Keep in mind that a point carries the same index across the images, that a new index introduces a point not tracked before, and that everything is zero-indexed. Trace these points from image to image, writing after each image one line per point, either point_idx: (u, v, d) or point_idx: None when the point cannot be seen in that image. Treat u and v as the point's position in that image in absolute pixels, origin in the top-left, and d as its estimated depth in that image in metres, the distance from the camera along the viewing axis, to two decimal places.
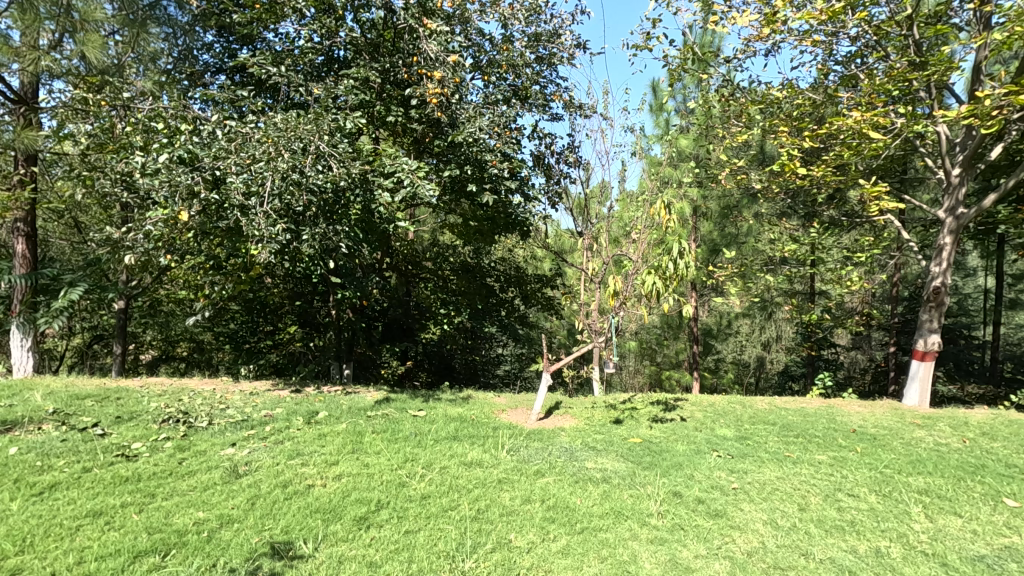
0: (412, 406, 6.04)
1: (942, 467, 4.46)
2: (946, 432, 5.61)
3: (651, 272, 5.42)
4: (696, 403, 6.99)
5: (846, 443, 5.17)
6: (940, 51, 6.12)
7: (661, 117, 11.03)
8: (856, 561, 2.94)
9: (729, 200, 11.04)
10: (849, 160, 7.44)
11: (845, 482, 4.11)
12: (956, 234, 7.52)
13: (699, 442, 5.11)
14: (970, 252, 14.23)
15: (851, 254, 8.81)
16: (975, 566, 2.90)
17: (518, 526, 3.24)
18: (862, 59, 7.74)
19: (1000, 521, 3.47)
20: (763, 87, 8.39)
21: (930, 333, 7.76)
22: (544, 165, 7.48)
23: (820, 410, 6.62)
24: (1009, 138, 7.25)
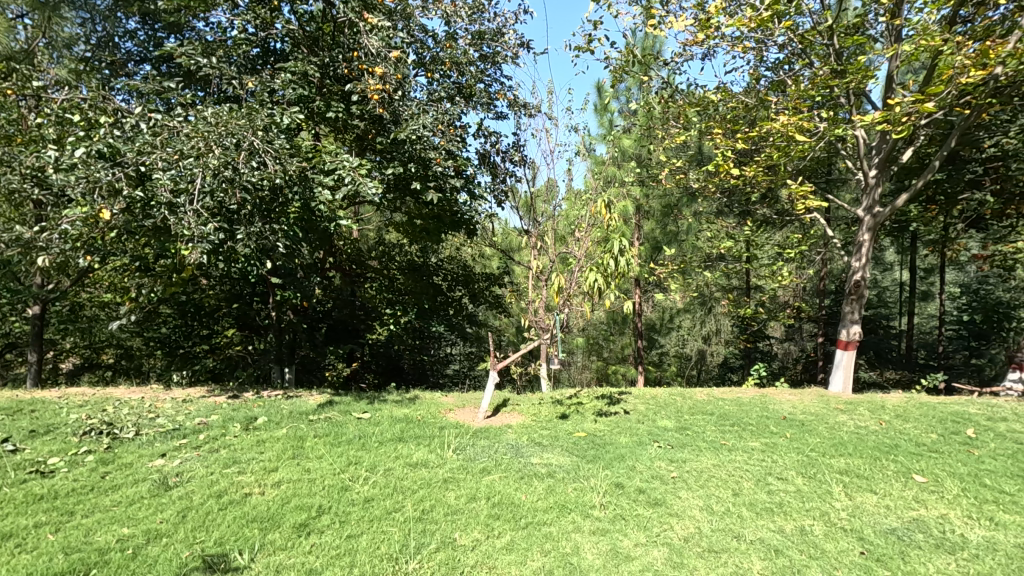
0: (357, 408, 5.92)
1: (861, 448, 4.79)
2: (865, 415, 6.04)
3: (593, 269, 5.55)
4: (640, 396, 7.20)
5: (777, 429, 5.46)
6: (858, 60, 6.53)
7: (605, 118, 11.25)
8: (783, 540, 3.11)
9: (669, 199, 11.42)
10: (778, 161, 7.83)
11: (775, 466, 4.35)
12: (874, 231, 8.07)
13: (641, 434, 5.27)
14: (888, 249, 15.31)
15: (782, 251, 9.29)
16: (887, 538, 3.14)
17: (464, 524, 3.24)
18: (789, 66, 8.17)
19: (910, 496, 3.76)
20: (700, 90, 8.71)
21: (852, 324, 8.29)
22: (489, 163, 7.50)
23: (754, 399, 6.96)
24: (919, 142, 7.85)
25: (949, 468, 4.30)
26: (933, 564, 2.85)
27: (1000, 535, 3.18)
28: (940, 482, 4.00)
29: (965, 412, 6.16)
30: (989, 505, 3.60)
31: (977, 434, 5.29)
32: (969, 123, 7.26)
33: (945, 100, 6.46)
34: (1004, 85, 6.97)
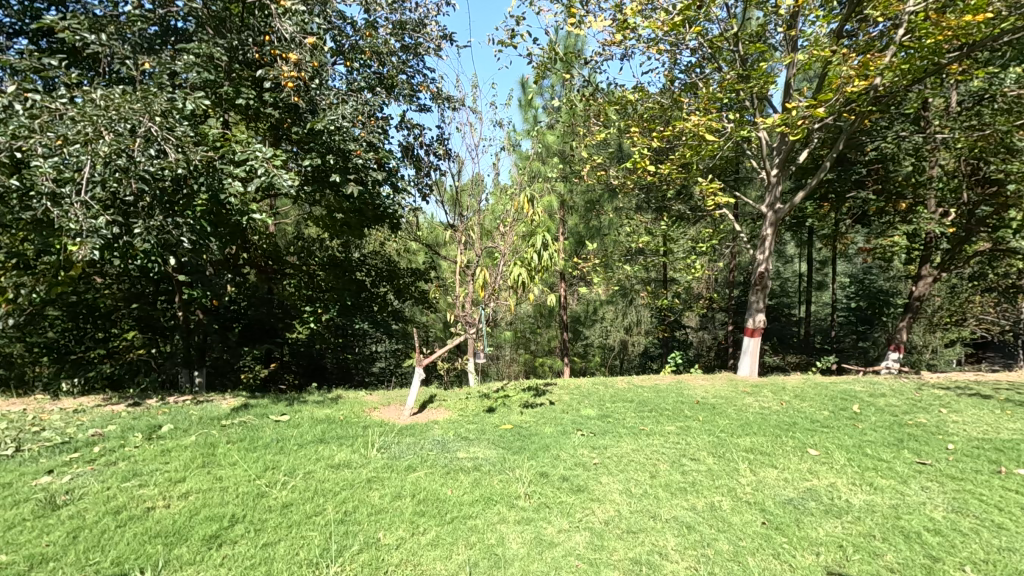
0: (275, 410, 5.66)
1: (765, 427, 5.18)
2: (768, 397, 6.53)
3: (517, 264, 5.56)
4: (564, 387, 7.37)
5: (691, 413, 5.79)
6: (760, 67, 6.99)
7: (529, 113, 11.36)
8: (694, 517, 3.31)
9: (592, 195, 11.76)
10: (691, 159, 8.26)
11: (689, 447, 4.61)
12: (775, 226, 8.72)
13: (565, 423, 5.41)
14: (788, 242, 16.59)
15: (695, 244, 9.82)
16: (785, 508, 3.42)
17: (388, 523, 3.19)
18: (701, 70, 8.61)
19: (805, 468, 4.12)
20: (619, 89, 8.99)
21: (757, 312, 8.93)
22: (412, 156, 7.38)
23: (671, 385, 7.34)
24: (813, 145, 8.54)
25: (838, 441, 4.74)
26: (823, 528, 3.13)
27: (878, 497, 3.56)
28: (830, 454, 4.41)
29: (852, 390, 6.82)
30: (870, 472, 4.01)
31: (861, 409, 5.86)
32: (855, 128, 8.00)
33: (834, 106, 7.06)
34: (882, 95, 7.73)
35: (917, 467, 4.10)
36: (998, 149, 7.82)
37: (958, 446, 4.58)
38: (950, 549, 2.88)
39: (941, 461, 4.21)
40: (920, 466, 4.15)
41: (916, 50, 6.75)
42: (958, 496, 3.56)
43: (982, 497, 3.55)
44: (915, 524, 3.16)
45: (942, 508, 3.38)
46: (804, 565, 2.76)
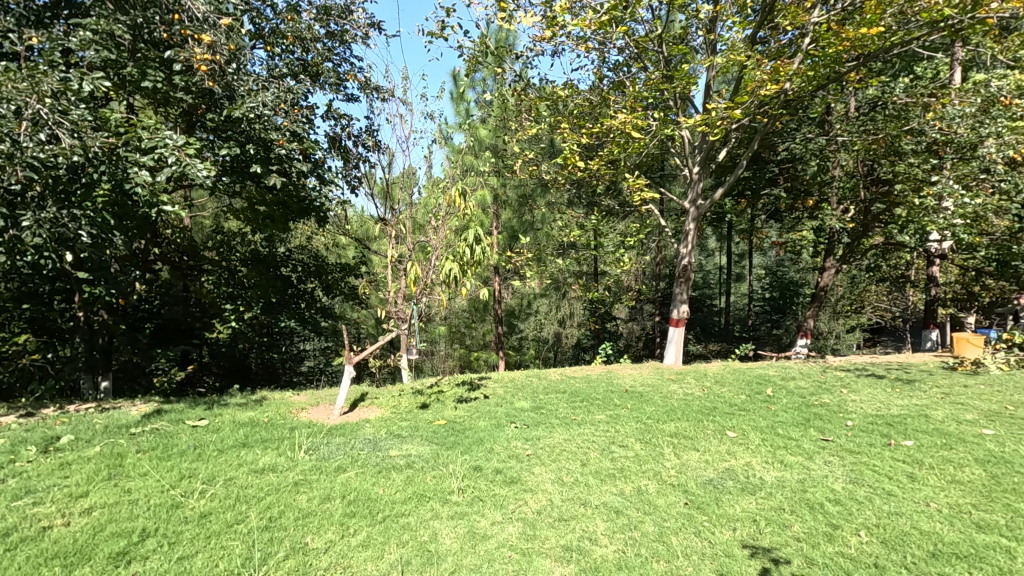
0: (191, 415, 5.32)
1: (688, 412, 5.45)
2: (691, 383, 6.88)
3: (449, 258, 5.49)
4: (498, 380, 7.42)
5: (620, 402, 5.99)
6: (682, 68, 7.29)
7: (461, 106, 11.26)
8: (623, 501, 3.44)
9: (525, 189, 11.82)
10: (619, 156, 8.50)
11: (618, 435, 4.77)
12: (697, 220, 9.15)
13: (499, 416, 5.45)
14: (710, 237, 17.46)
15: (624, 239, 10.13)
16: (706, 488, 3.62)
17: (316, 527, 3.08)
18: (628, 69, 8.86)
19: (724, 450, 4.37)
20: (550, 85, 9.10)
21: (681, 304, 9.35)
22: (340, 147, 7.13)
23: (602, 376, 7.56)
24: (731, 144, 9.02)
25: (753, 423, 5.06)
26: (740, 505, 3.34)
27: (787, 473, 3.84)
28: (747, 436, 4.70)
29: (766, 375, 7.30)
30: (781, 450, 4.31)
31: (774, 392, 6.30)
32: (768, 129, 8.53)
33: (749, 108, 7.48)
34: (792, 99, 8.27)
35: (822, 444, 4.46)
36: (889, 152, 8.59)
37: (856, 422, 5.02)
38: (848, 516, 3.16)
39: (841, 437, 4.60)
40: (824, 442, 4.51)
41: (820, 58, 7.28)
42: (856, 468, 3.90)
43: (875, 467, 3.91)
44: (819, 496, 3.44)
45: (841, 480, 3.70)
46: (723, 540, 2.93)
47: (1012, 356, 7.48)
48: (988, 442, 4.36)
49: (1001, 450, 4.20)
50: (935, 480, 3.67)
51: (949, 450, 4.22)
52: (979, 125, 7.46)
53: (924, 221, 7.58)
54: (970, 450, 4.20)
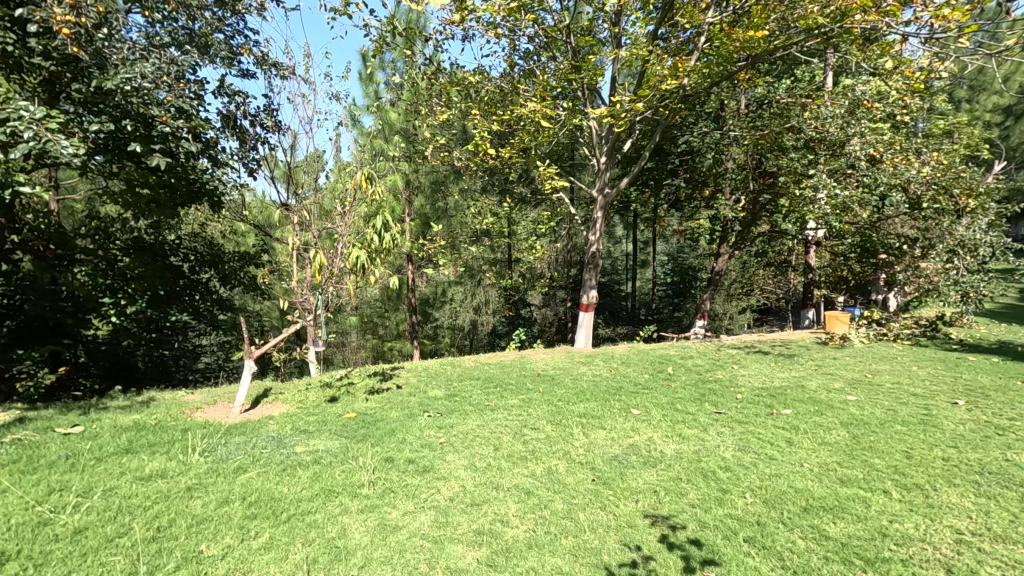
0: (63, 422, 4.76)
1: (596, 393, 5.68)
2: (600, 365, 7.18)
3: (356, 245, 5.25)
4: (412, 370, 7.31)
5: (532, 386, 6.13)
6: (588, 59, 7.47)
7: (370, 88, 10.81)
8: (534, 482, 3.52)
9: (437, 175, 11.62)
10: (529, 144, 8.58)
11: (530, 418, 4.88)
12: (605, 209, 9.47)
13: (412, 406, 5.38)
14: (617, 225, 18.19)
15: (536, 227, 10.30)
16: (611, 464, 3.80)
17: (212, 533, 2.89)
18: (538, 58, 8.95)
19: (629, 426, 4.61)
20: (461, 70, 8.98)
21: (591, 289, 9.67)
22: (235, 127, 6.61)
23: (515, 361, 7.69)
24: (635, 136, 9.40)
25: (655, 400, 5.37)
26: (642, 478, 3.54)
27: (684, 445, 4.12)
28: (649, 412, 4.98)
29: (667, 354, 7.77)
30: (680, 425, 4.61)
31: (674, 370, 6.72)
32: (669, 123, 8.98)
33: (652, 101, 7.83)
34: (690, 94, 8.75)
35: (715, 416, 4.82)
36: (773, 147, 9.36)
37: (745, 395, 5.47)
38: (736, 481, 3.45)
39: (732, 410, 5.01)
40: (717, 414, 4.90)
41: (715, 57, 7.75)
42: (743, 436, 4.27)
43: (760, 435, 4.30)
44: (711, 464, 3.72)
45: (731, 448, 4.03)
46: (626, 511, 3.10)
47: (872, 330, 8.52)
48: (851, 407, 4.94)
49: (861, 413, 4.76)
50: (808, 443, 4.09)
51: (820, 415, 4.72)
52: (847, 125, 8.32)
53: (803, 211, 8.36)
54: (837, 415, 4.73)
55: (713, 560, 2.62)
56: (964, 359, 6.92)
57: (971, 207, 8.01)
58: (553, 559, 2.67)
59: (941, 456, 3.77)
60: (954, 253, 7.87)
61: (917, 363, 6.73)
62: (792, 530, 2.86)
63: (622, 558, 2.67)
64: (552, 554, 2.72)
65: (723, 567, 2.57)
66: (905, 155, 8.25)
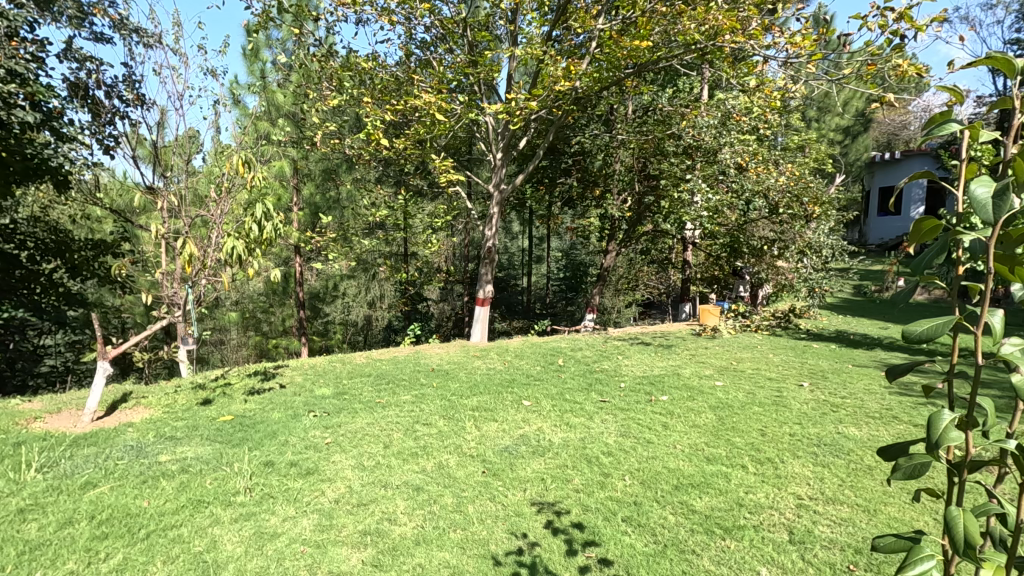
0: None
1: (489, 386, 5.76)
2: (494, 358, 7.27)
3: (232, 235, 4.81)
4: (297, 368, 6.93)
5: (425, 381, 6.07)
6: (484, 54, 7.49)
7: (255, 66, 9.98)
8: (424, 478, 3.49)
9: (328, 163, 11.05)
10: (424, 136, 8.44)
11: (422, 413, 4.82)
12: (501, 204, 9.57)
13: (296, 406, 5.09)
14: (513, 221, 18.52)
15: (432, 220, 10.19)
16: (501, 455, 3.87)
17: (50, 560, 2.54)
18: (434, 49, 8.82)
19: (521, 418, 4.72)
20: (353, 55, 8.60)
21: (486, 283, 9.74)
22: (86, 97, 5.80)
23: (409, 356, 7.57)
24: (530, 134, 9.59)
25: (546, 391, 5.55)
26: (530, 467, 3.65)
27: (571, 434, 4.29)
28: (540, 403, 5.14)
29: (558, 347, 8.05)
30: (567, 414, 4.81)
31: (564, 362, 6.98)
32: (561, 122, 9.28)
33: (546, 100, 8.02)
34: (582, 97, 9.09)
35: (600, 404, 5.09)
36: (655, 151, 10.02)
37: (627, 384, 5.83)
38: (616, 465, 3.66)
39: (616, 398, 5.30)
40: (602, 402, 5.17)
41: (604, 62, 8.12)
42: (624, 422, 4.54)
43: (639, 420, 4.61)
44: (595, 450, 3.91)
45: (613, 434, 4.28)
46: (514, 501, 3.18)
47: (737, 322, 9.44)
48: (718, 391, 5.44)
49: (726, 397, 5.27)
50: (681, 426, 4.44)
51: (691, 400, 5.16)
52: (719, 135, 9.11)
53: (681, 212, 9.05)
54: (706, 399, 5.18)
55: (594, 541, 2.77)
56: (809, 346, 7.90)
57: (816, 213, 9.27)
58: (440, 553, 2.67)
59: (789, 432, 4.28)
60: (803, 254, 9.19)
61: (772, 351, 7.56)
62: (664, 507, 3.09)
63: (509, 546, 2.73)
64: (440, 548, 2.71)
65: (603, 546, 2.72)
66: (766, 165, 9.22)
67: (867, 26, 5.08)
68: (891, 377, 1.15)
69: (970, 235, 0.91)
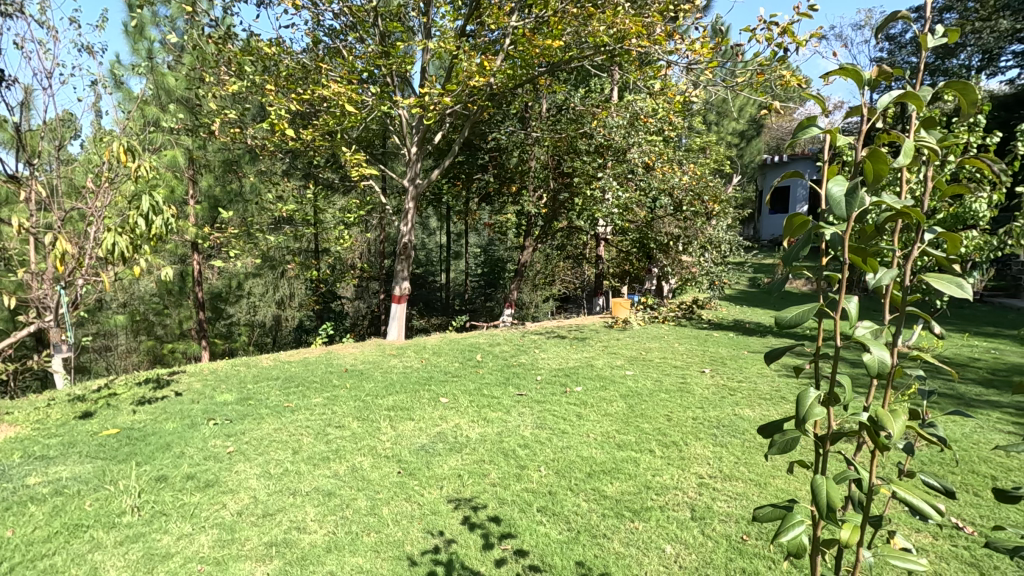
0: None
1: (406, 384, 5.65)
2: (411, 356, 7.12)
3: (112, 230, 4.31)
4: (195, 373, 6.43)
5: (338, 382, 5.85)
6: (396, 45, 7.29)
7: (141, 45, 9.07)
8: (336, 482, 3.36)
9: (228, 153, 10.30)
10: (334, 128, 8.08)
11: (335, 416, 4.64)
12: (416, 199, 9.38)
13: (194, 415, 4.73)
14: (430, 217, 18.26)
15: (345, 215, 9.81)
16: (418, 454, 3.81)
17: None
18: (344, 38, 8.50)
19: (437, 415, 4.67)
20: (255, 38, 8.06)
21: (403, 280, 9.50)
22: None
23: (320, 357, 7.27)
24: (445, 129, 9.47)
25: (463, 387, 5.52)
26: (447, 464, 3.62)
27: (488, 428, 4.31)
28: (457, 400, 5.11)
29: (476, 342, 8.05)
30: (485, 409, 4.83)
31: (482, 357, 7.00)
32: (476, 118, 9.25)
33: (461, 95, 7.96)
34: (497, 94, 9.10)
35: (517, 398, 5.16)
36: (568, 149, 10.28)
37: (544, 376, 5.96)
38: (532, 457, 3.72)
39: (532, 391, 5.40)
40: (518, 395, 5.25)
41: (518, 60, 8.20)
42: (540, 414, 4.64)
43: (554, 411, 4.72)
44: (512, 443, 3.96)
45: (530, 426, 4.35)
46: (430, 499, 3.14)
47: (646, 314, 9.92)
48: (629, 380, 5.70)
49: (636, 385, 5.53)
50: (595, 415, 4.60)
51: (604, 390, 5.37)
52: (628, 135, 9.48)
53: (593, 209, 9.35)
54: (618, 388, 5.40)
55: (509, 533, 2.80)
56: (710, 335, 8.46)
57: (715, 211, 9.94)
58: (353, 559, 2.59)
59: (691, 416, 4.56)
60: (705, 249, 9.81)
61: (678, 341, 8.02)
62: (578, 495, 3.19)
63: (425, 546, 2.69)
64: (352, 554, 2.62)
65: (519, 538, 2.75)
66: (671, 165, 9.73)
67: (756, 38, 5.51)
68: (769, 360, 1.25)
69: (829, 228, 1.01)
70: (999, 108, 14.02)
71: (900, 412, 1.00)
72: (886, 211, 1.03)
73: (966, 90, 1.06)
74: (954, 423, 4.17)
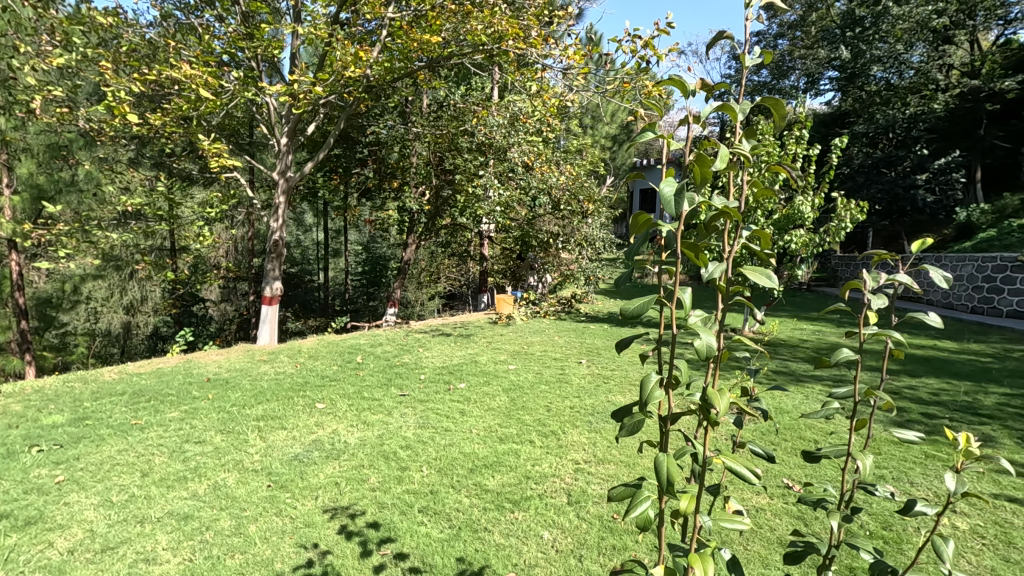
0: None
1: (277, 392, 5.27)
2: (284, 361, 6.66)
3: None
4: (15, 394, 5.47)
5: (199, 393, 5.31)
6: (259, 27, 6.70)
7: None
8: (195, 504, 3.05)
9: (55, 137, 8.89)
10: (187, 113, 7.23)
11: (194, 431, 4.20)
12: (287, 194, 8.75)
13: (11, 442, 4.02)
14: (306, 213, 17.26)
15: (205, 211, 8.88)
16: (291, 464, 3.58)
17: None
18: (200, 14, 7.69)
19: (313, 422, 4.43)
20: (87, 5, 7.02)
21: (274, 280, 8.80)
22: None
23: (177, 367, 6.55)
24: (319, 120, 8.91)
25: (341, 391, 5.29)
26: (323, 472, 3.44)
27: (368, 432, 4.17)
28: (335, 405, 4.87)
29: (358, 343, 7.76)
30: (365, 412, 4.66)
31: (363, 359, 6.75)
32: (353, 110, 8.84)
33: (335, 84, 7.54)
34: (374, 87, 8.76)
35: (399, 399, 5.04)
36: (450, 146, 10.25)
37: (427, 374, 5.90)
38: (414, 458, 3.66)
39: (415, 390, 5.32)
40: (401, 396, 5.13)
41: (396, 53, 7.94)
42: (423, 414, 4.58)
43: (438, 410, 4.69)
44: (393, 446, 3.86)
45: (413, 426, 4.28)
46: (304, 511, 2.96)
47: (528, 309, 10.16)
48: (511, 374, 5.84)
49: (518, 378, 5.68)
50: (478, 410, 4.65)
51: (487, 385, 5.43)
52: (508, 134, 9.44)
53: (476, 207, 9.41)
54: (501, 383, 5.50)
55: (389, 538, 2.73)
56: (588, 328, 8.91)
57: (590, 210, 10.49)
58: None
59: (569, 406, 4.77)
60: (582, 245, 10.32)
61: (558, 334, 8.35)
62: (459, 491, 3.19)
63: (297, 561, 2.54)
64: None
65: (398, 541, 2.69)
66: (549, 164, 9.96)
67: (622, 48, 5.90)
68: (620, 349, 1.33)
69: (666, 225, 1.10)
70: (821, 124, 16.35)
71: (725, 391, 1.12)
72: (714, 211, 1.14)
73: (777, 104, 1.19)
74: (786, 396, 4.79)
